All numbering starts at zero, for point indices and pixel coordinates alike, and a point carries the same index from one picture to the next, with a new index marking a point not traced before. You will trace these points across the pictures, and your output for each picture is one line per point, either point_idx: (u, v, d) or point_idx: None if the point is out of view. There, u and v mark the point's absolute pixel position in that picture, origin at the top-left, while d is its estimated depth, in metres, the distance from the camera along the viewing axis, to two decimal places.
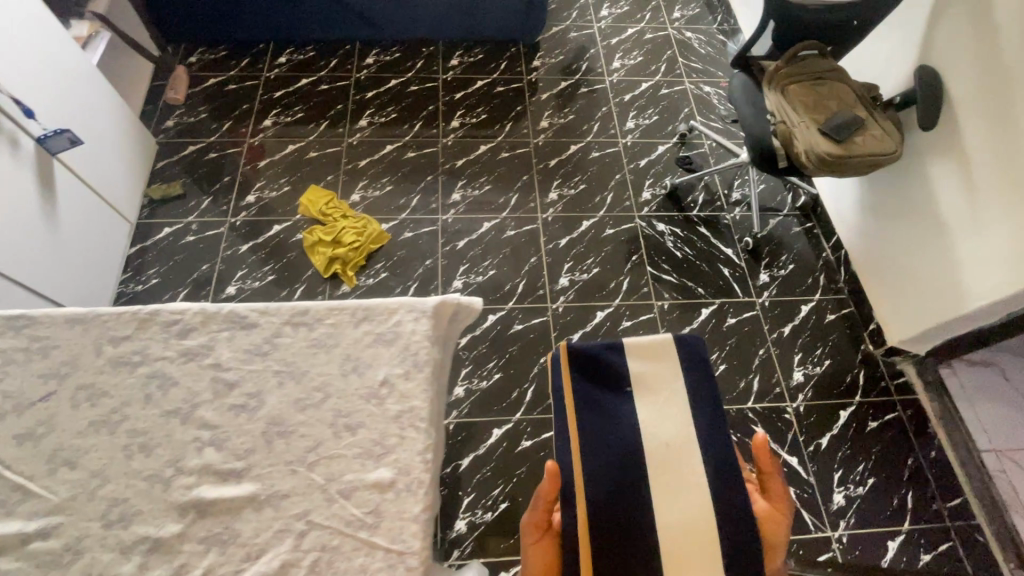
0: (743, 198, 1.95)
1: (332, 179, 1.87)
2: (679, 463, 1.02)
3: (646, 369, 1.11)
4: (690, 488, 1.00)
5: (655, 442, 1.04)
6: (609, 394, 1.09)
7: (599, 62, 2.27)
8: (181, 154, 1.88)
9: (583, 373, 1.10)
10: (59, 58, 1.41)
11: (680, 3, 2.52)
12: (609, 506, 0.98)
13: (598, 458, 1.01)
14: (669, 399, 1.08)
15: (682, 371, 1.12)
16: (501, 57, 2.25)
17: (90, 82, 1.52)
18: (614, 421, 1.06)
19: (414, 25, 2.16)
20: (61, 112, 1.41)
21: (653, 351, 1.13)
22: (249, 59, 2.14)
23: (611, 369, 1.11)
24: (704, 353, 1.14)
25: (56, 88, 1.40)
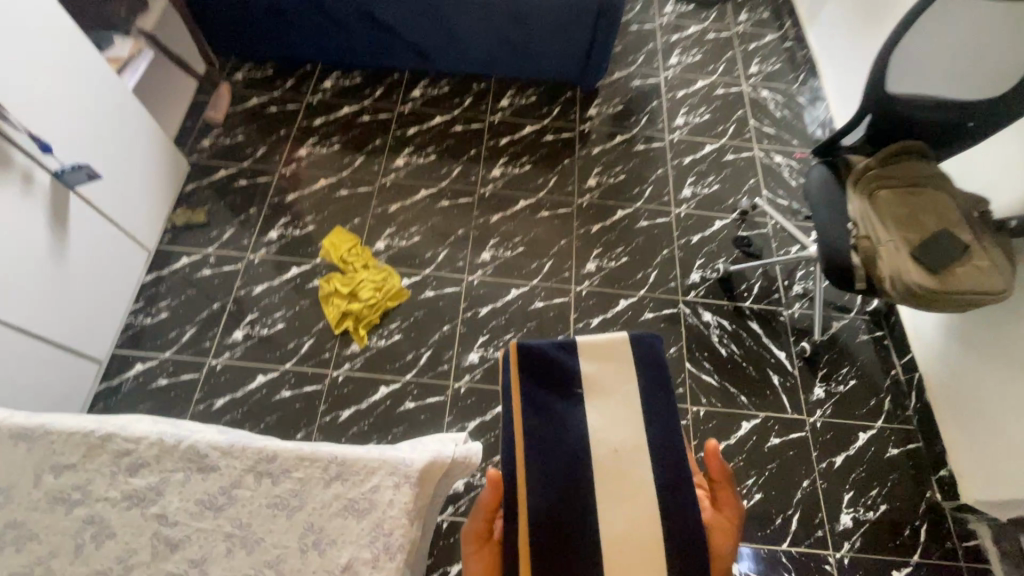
0: (805, 292, 1.73)
1: (358, 222, 1.77)
2: (626, 471, 1.00)
3: (595, 370, 1.09)
4: (637, 497, 0.99)
5: (602, 448, 1.03)
6: (558, 397, 1.07)
7: (662, 116, 2.09)
8: (212, 178, 1.82)
9: (533, 372, 1.09)
10: (81, 78, 1.33)
11: (759, 57, 2.30)
12: (552, 515, 0.96)
13: (544, 466, 1.00)
14: (619, 404, 1.06)
15: (637, 370, 1.10)
16: (555, 100, 2.09)
17: (117, 101, 1.45)
18: (561, 429, 1.04)
19: (466, 60, 2.04)
20: (79, 136, 1.34)
21: (604, 351, 1.11)
22: (294, 80, 2.07)
23: (562, 371, 1.09)
24: (661, 351, 1.12)
25: (76, 111, 1.33)
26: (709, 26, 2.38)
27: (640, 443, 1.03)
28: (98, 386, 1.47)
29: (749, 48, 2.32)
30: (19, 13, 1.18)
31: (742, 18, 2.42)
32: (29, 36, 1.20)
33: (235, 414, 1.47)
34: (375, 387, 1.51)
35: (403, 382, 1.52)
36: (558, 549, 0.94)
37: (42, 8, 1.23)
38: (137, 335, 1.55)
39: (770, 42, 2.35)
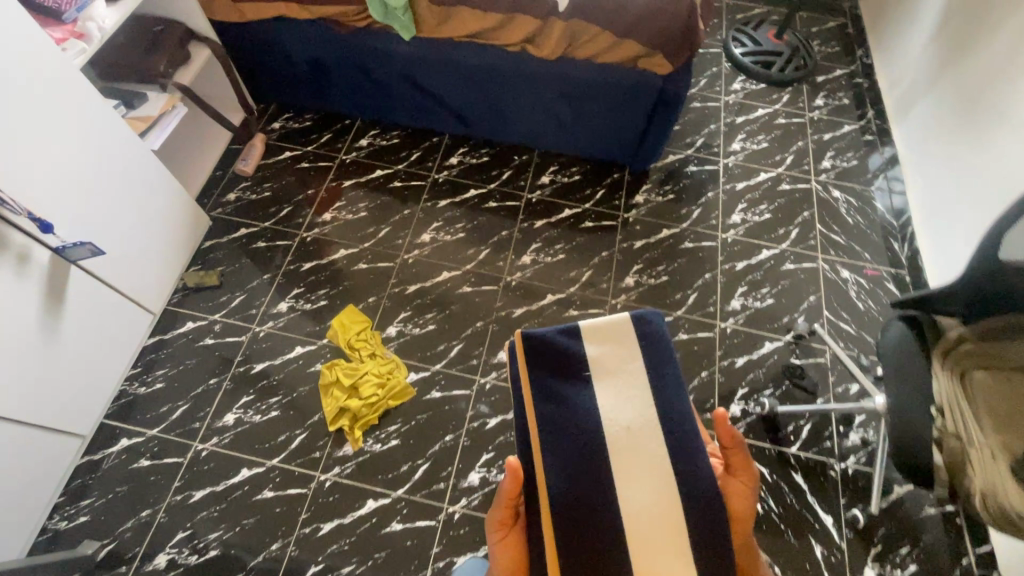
0: (863, 443, 1.50)
1: (373, 302, 1.65)
2: (638, 442, 1.01)
3: (602, 354, 1.10)
4: (649, 463, 1.00)
5: (613, 423, 1.03)
6: (569, 382, 1.07)
7: (717, 210, 1.90)
8: (233, 236, 1.76)
9: (543, 358, 1.08)
10: (89, 139, 1.27)
11: (833, 149, 2.08)
12: (576, 492, 0.98)
13: (565, 447, 1.01)
14: (628, 383, 1.07)
15: (640, 351, 1.10)
16: (600, 181, 1.94)
17: (130, 158, 1.39)
18: (574, 411, 1.04)
19: (509, 131, 1.91)
20: (82, 199, 1.28)
21: (608, 335, 1.11)
22: (331, 135, 2.00)
23: (569, 357, 1.09)
24: (661, 332, 1.12)
25: (79, 172, 1.26)
26: (780, 109, 2.18)
27: (649, 415, 1.04)
28: (81, 460, 1.40)
29: (823, 138, 2.10)
30: (25, 78, 1.11)
31: (818, 103, 2.20)
32: (33, 101, 1.13)
33: (213, 510, 1.36)
34: (363, 500, 1.38)
35: (393, 498, 1.38)
36: (584, 522, 0.96)
37: (51, 71, 1.16)
38: (128, 407, 1.47)
39: (848, 134, 2.12)
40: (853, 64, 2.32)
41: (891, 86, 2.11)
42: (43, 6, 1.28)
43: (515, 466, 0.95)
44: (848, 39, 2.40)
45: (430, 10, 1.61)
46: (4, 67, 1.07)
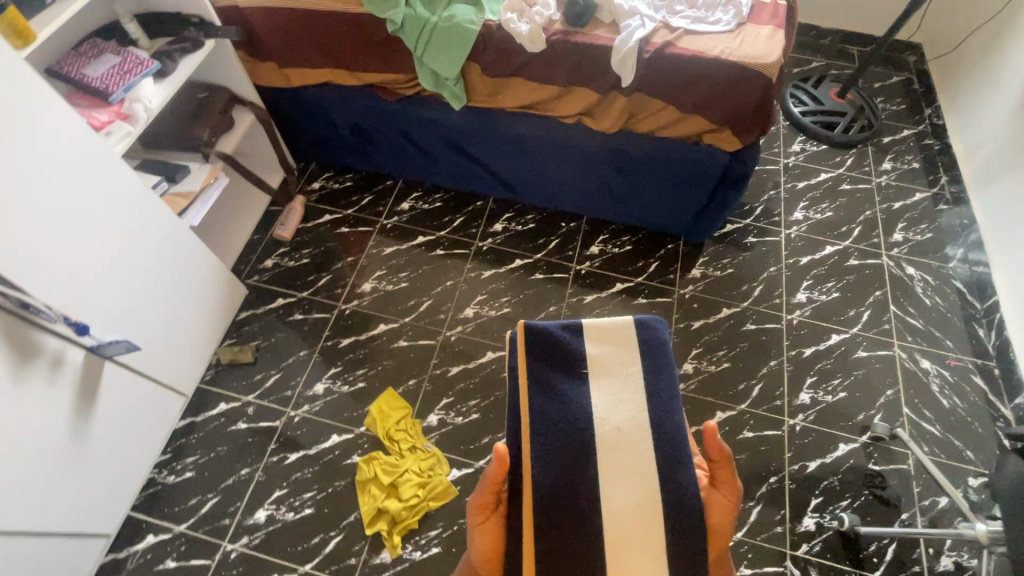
0: (957, 569, 1.35)
1: (413, 385, 1.56)
2: (627, 446, 0.98)
3: (601, 354, 1.08)
4: (634, 465, 0.96)
5: (605, 424, 1.00)
6: (566, 376, 1.06)
7: (780, 288, 1.76)
8: (269, 306, 1.69)
9: (541, 350, 1.08)
10: (127, 229, 1.19)
11: (905, 220, 1.93)
12: (560, 484, 0.95)
13: (554, 441, 0.98)
14: (625, 384, 1.04)
15: (640, 354, 1.09)
16: (654, 253, 1.82)
17: (168, 240, 1.31)
18: (567, 405, 1.02)
19: (557, 198, 1.82)
20: (119, 292, 1.20)
21: (608, 337, 1.10)
22: (371, 196, 1.93)
23: (568, 351, 1.08)
24: (664, 339, 1.11)
25: (118, 265, 1.18)
26: (845, 174, 2.04)
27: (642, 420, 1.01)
28: (104, 558, 1.32)
29: (893, 207, 1.96)
30: (62, 177, 1.03)
31: (885, 167, 2.06)
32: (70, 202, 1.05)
33: None
34: None
35: None
36: (566, 517, 0.93)
37: (99, 167, 1.10)
38: (155, 498, 1.39)
39: (920, 203, 1.97)
40: (922, 124, 2.18)
41: (968, 151, 1.96)
42: (90, 87, 1.25)
43: (503, 452, 0.93)
44: (914, 95, 2.26)
45: (482, 80, 1.54)
46: (54, 170, 1.01)
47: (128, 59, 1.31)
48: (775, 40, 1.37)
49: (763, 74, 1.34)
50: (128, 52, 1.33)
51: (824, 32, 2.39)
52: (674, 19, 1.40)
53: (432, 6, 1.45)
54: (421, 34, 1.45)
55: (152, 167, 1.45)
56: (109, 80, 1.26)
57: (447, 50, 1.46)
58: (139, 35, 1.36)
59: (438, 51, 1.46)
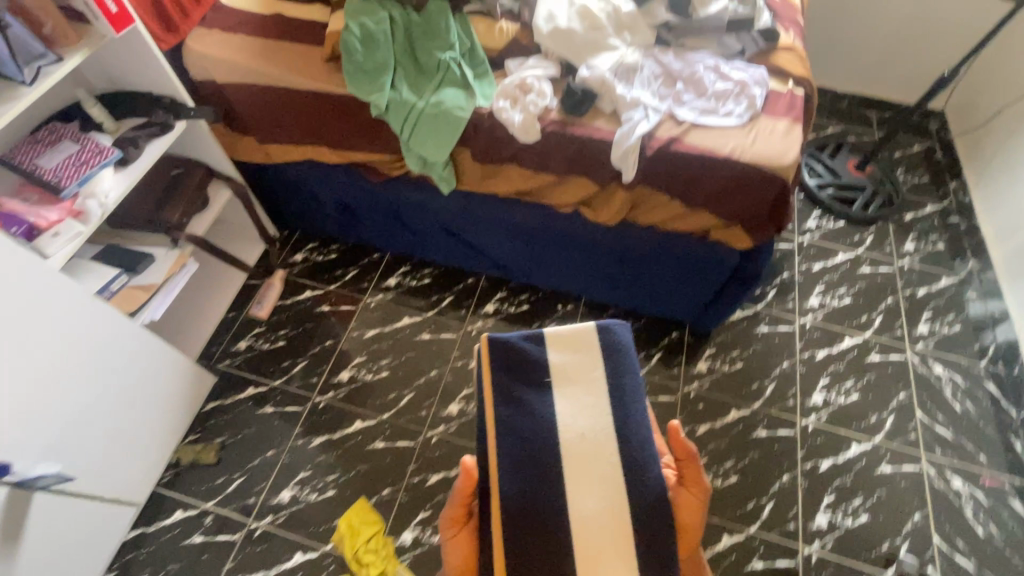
0: None
1: (388, 495, 1.42)
2: (595, 453, 0.97)
3: (564, 364, 1.06)
4: (603, 472, 0.96)
5: (570, 431, 0.99)
6: (530, 386, 1.04)
7: (794, 387, 1.62)
8: (237, 397, 1.57)
9: (506, 366, 1.06)
10: (66, 341, 1.08)
11: (930, 309, 1.78)
12: (527, 498, 0.93)
13: (521, 454, 0.97)
14: (588, 390, 1.03)
15: (603, 361, 1.06)
16: (656, 343, 1.69)
17: (119, 342, 1.20)
18: (533, 415, 1.01)
19: (553, 280, 1.69)
20: (55, 410, 1.08)
21: (570, 349, 1.08)
22: (356, 270, 1.81)
23: (528, 364, 1.06)
24: (626, 343, 1.09)
25: (53, 382, 1.07)
26: (863, 254, 1.90)
27: (609, 428, 1.00)
28: None
29: (917, 294, 1.81)
30: None
31: (907, 248, 1.92)
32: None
33: None
34: None
35: None
36: (534, 525, 0.92)
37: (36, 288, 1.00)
38: None
39: (945, 291, 1.82)
40: (946, 199, 2.04)
41: (998, 237, 1.82)
42: (42, 180, 1.15)
43: (469, 466, 0.96)
44: (937, 167, 2.12)
45: (472, 165, 1.42)
46: None
47: (86, 146, 1.21)
48: (791, 138, 1.24)
49: (778, 175, 1.22)
50: (89, 137, 1.24)
51: (840, 95, 2.27)
52: (681, 110, 1.28)
53: (419, 89, 1.34)
54: (406, 119, 1.34)
55: (112, 256, 1.34)
56: (63, 171, 1.16)
57: (434, 136, 1.35)
58: (104, 119, 1.27)
59: (425, 136, 1.35)
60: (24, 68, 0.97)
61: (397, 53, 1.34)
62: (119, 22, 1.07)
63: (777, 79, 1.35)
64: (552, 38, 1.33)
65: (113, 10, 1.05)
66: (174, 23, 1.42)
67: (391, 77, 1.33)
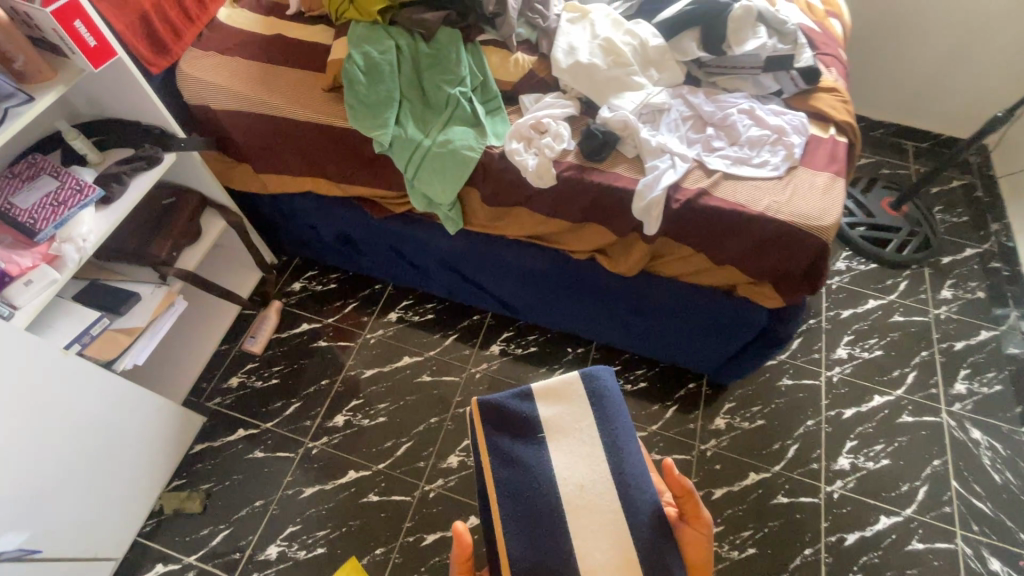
0: None
1: (381, 556, 1.34)
2: (596, 506, 0.93)
3: (555, 418, 1.02)
4: (604, 520, 0.93)
5: (570, 485, 0.96)
6: (522, 443, 0.99)
7: (818, 450, 1.50)
8: (226, 440, 1.48)
9: (496, 425, 1.01)
10: (24, 413, 1.01)
11: (969, 365, 1.65)
12: (534, 560, 0.89)
13: (521, 516, 0.93)
14: (583, 442, 0.99)
15: (591, 409, 1.03)
16: (671, 394, 1.59)
17: (84, 405, 1.13)
18: (532, 475, 0.96)
19: (564, 323, 1.59)
20: (17, 484, 1.02)
21: (559, 402, 1.03)
22: (356, 302, 1.72)
23: (518, 422, 1.01)
24: (613, 387, 1.06)
25: (12, 458, 1.01)
26: (896, 301, 1.77)
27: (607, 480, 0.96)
28: None
29: (954, 348, 1.68)
30: None
31: (944, 295, 1.79)
32: None
33: None
34: None
35: None
36: None
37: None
38: None
39: (985, 345, 1.69)
40: (987, 241, 1.90)
41: None
42: (15, 221, 1.06)
43: (460, 529, 0.91)
44: (978, 205, 1.98)
45: (481, 205, 1.32)
46: None
47: (65, 183, 1.12)
48: (833, 195, 1.13)
49: (817, 236, 1.11)
50: (69, 172, 1.15)
51: (874, 123, 2.14)
52: (710, 158, 1.17)
53: (426, 125, 1.24)
54: (412, 157, 1.24)
55: (96, 294, 1.26)
56: (39, 212, 1.07)
57: (441, 176, 1.25)
58: (88, 151, 1.19)
59: (431, 176, 1.25)
60: None
61: (403, 85, 1.24)
62: (97, 55, 0.97)
63: (817, 123, 1.24)
64: (571, 73, 1.23)
65: (91, 43, 0.96)
66: (168, 46, 1.33)
67: (395, 112, 1.23)
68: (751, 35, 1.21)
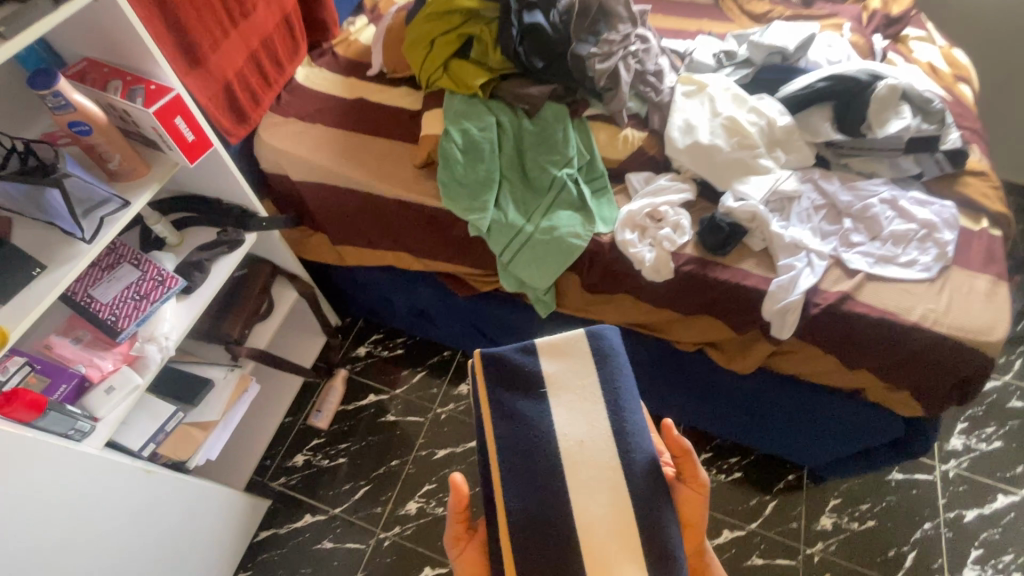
0: None
1: None
2: (601, 462, 0.72)
3: (558, 373, 0.78)
4: (603, 479, 0.72)
5: (570, 440, 0.74)
6: (524, 397, 0.77)
7: (938, 560, 1.36)
8: (294, 525, 1.39)
9: (494, 373, 0.78)
10: (114, 543, 0.95)
11: None
12: (534, 520, 0.70)
13: (517, 480, 0.72)
14: (586, 398, 0.76)
15: (598, 365, 0.79)
16: (770, 487, 1.46)
17: (170, 515, 1.06)
18: (529, 428, 0.75)
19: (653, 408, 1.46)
20: None
21: (565, 356, 0.80)
22: (425, 371, 1.62)
23: (520, 375, 0.78)
24: (621, 345, 0.82)
25: None
26: (1013, 382, 1.60)
27: (609, 438, 0.74)
28: None
29: None
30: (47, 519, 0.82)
31: None
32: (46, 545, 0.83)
33: None
34: None
35: None
36: (544, 551, 0.68)
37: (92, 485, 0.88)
38: None
39: None
40: None
41: None
42: (98, 319, 0.97)
43: (458, 483, 0.76)
44: None
45: (580, 292, 1.21)
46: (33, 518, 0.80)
47: (147, 274, 1.04)
48: (997, 304, 1.00)
49: (983, 353, 0.97)
50: (149, 260, 1.06)
51: None
52: (850, 255, 1.05)
53: (527, 209, 1.14)
54: (511, 243, 1.14)
55: (168, 381, 1.18)
56: (122, 307, 0.99)
57: (543, 264, 1.14)
58: (167, 234, 1.11)
59: (530, 262, 1.14)
60: (83, 220, 0.79)
61: (503, 165, 1.14)
62: (194, 148, 0.89)
63: (967, 214, 1.10)
64: (688, 154, 1.12)
65: (189, 137, 0.87)
66: (247, 112, 1.24)
67: (495, 194, 1.13)
68: (894, 115, 1.09)
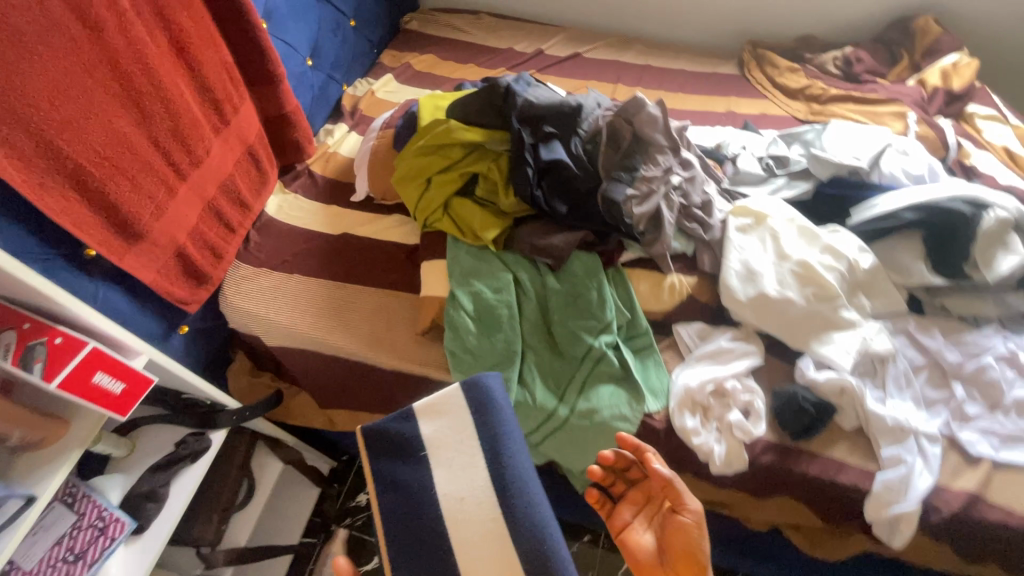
0: None
1: None
2: (485, 520, 0.63)
3: (437, 435, 0.67)
4: (491, 539, 0.62)
5: (457, 502, 0.64)
6: (403, 462, 0.66)
7: None
8: None
9: (369, 441, 0.67)
10: None
11: None
12: None
13: (400, 554, 0.62)
14: (467, 452, 0.66)
15: (476, 419, 0.68)
16: None
17: None
18: (415, 496, 0.64)
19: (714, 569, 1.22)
20: None
21: (443, 414, 0.68)
22: None
23: (396, 443, 0.67)
24: (502, 396, 0.70)
25: None
26: None
27: (491, 489, 0.64)
28: None
29: None
30: None
31: None
32: None
33: None
34: None
35: None
36: None
37: None
38: None
39: None
40: None
41: None
42: None
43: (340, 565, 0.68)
44: None
45: None
46: None
47: (86, 518, 0.81)
48: None
49: None
50: (88, 492, 0.83)
51: None
52: (968, 434, 0.83)
53: (559, 384, 0.92)
54: (541, 427, 0.92)
55: None
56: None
57: (581, 453, 0.92)
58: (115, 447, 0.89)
59: (565, 448, 0.92)
60: None
61: (526, 332, 0.93)
62: (128, 399, 0.67)
63: None
64: (753, 308, 0.91)
65: (117, 390, 0.65)
66: (205, 271, 1.01)
67: (518, 369, 0.92)
68: (1002, 249, 0.88)
